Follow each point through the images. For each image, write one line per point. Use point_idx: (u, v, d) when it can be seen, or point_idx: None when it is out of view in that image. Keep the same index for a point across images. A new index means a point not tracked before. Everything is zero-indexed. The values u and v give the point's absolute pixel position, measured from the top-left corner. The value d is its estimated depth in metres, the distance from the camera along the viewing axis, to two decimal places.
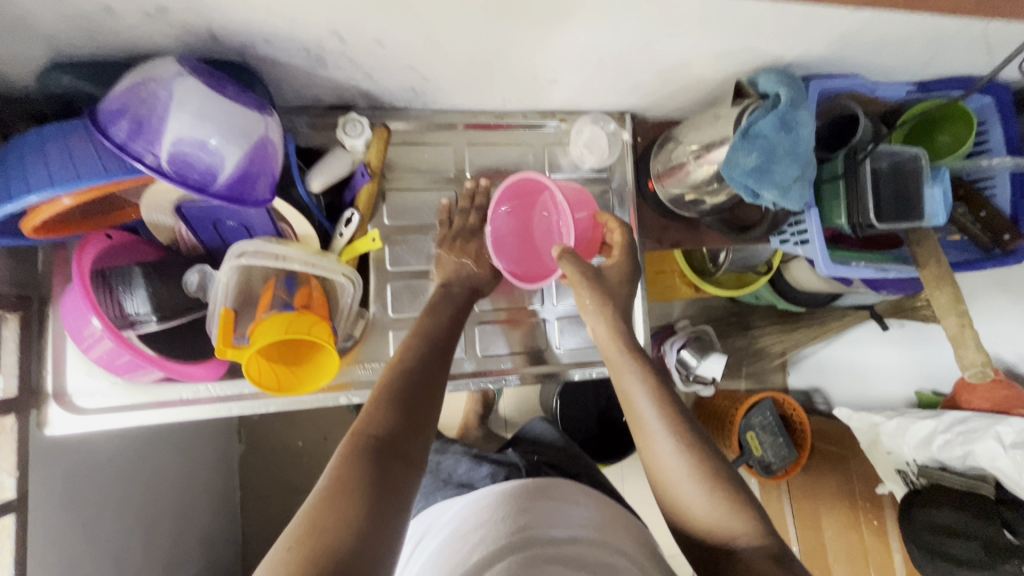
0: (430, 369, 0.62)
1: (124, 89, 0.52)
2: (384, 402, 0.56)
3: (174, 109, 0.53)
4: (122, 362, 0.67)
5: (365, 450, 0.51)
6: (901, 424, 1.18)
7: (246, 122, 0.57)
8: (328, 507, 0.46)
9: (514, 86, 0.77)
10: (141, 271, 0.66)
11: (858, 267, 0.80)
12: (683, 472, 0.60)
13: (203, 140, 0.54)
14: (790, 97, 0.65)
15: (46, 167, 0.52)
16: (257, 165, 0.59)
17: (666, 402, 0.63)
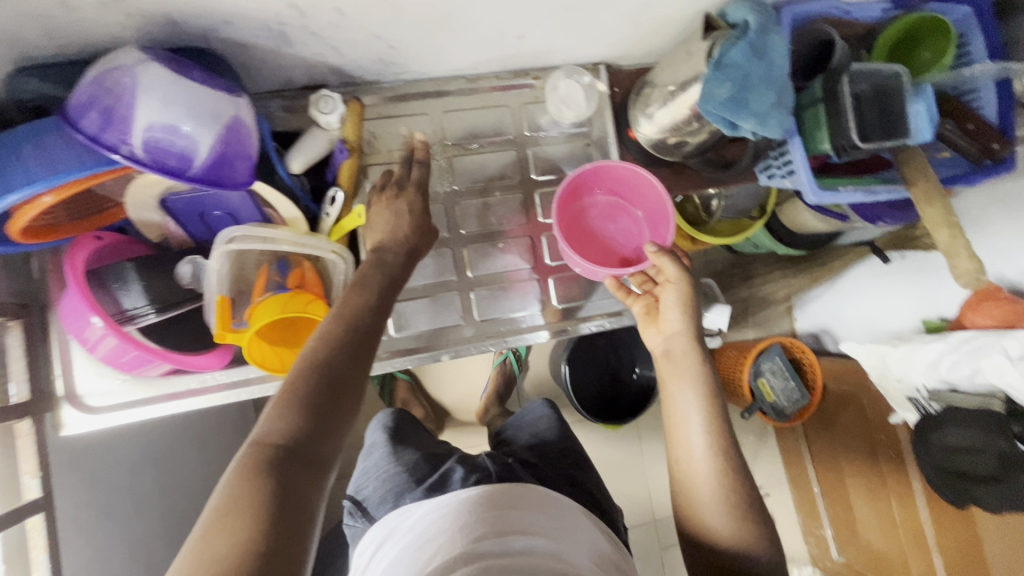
0: (348, 356, 0.57)
1: (91, 81, 0.53)
2: (289, 403, 0.52)
3: (141, 96, 0.53)
4: (127, 359, 0.68)
5: (269, 465, 0.48)
6: (908, 351, 1.18)
7: (215, 104, 0.57)
8: (220, 530, 0.44)
9: (483, 45, 0.76)
10: (134, 266, 0.67)
11: (846, 192, 0.80)
12: (712, 477, 0.67)
13: (174, 125, 0.55)
14: (758, 22, 0.65)
15: (24, 167, 0.53)
16: (232, 147, 0.59)
17: (717, 421, 0.70)
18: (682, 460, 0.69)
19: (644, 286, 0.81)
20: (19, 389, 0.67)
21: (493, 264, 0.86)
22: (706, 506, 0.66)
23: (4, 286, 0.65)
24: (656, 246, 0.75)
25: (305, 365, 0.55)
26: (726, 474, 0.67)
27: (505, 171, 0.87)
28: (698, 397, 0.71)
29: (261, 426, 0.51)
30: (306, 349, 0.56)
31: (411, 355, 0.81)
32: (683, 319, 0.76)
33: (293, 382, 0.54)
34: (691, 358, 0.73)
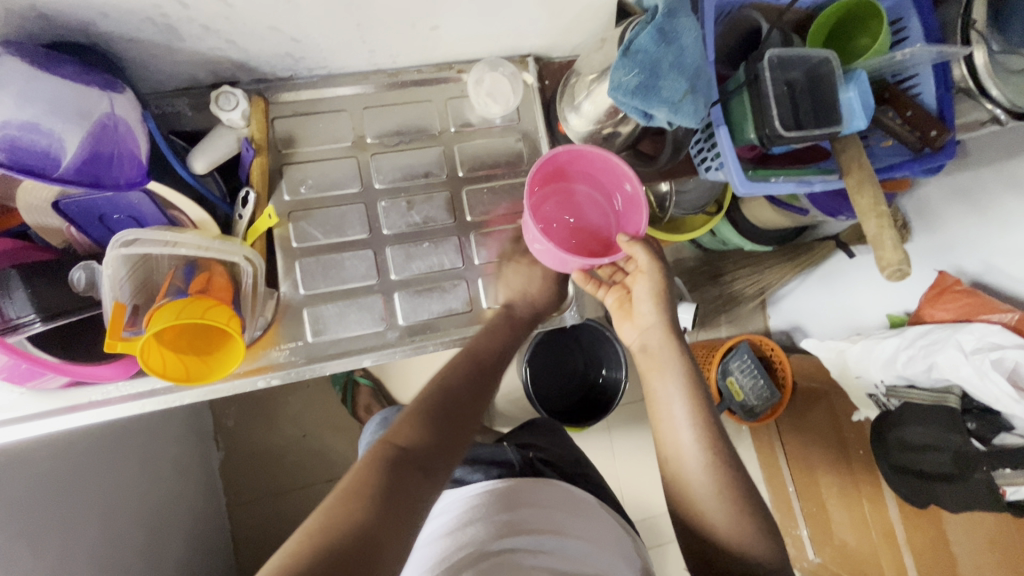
0: (477, 379, 0.68)
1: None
2: (419, 418, 0.60)
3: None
4: (18, 372, 0.65)
5: (392, 461, 0.55)
6: (867, 347, 1.15)
7: (85, 99, 0.54)
8: (341, 506, 0.51)
9: (396, 38, 0.74)
10: (20, 274, 0.63)
11: (778, 183, 0.77)
12: (703, 474, 0.65)
13: (35, 122, 0.52)
14: (666, 6, 0.62)
15: None
16: (108, 146, 0.57)
17: (706, 415, 0.68)
18: (671, 458, 0.68)
19: (615, 278, 0.79)
20: None
21: (422, 264, 0.83)
22: (705, 507, 0.65)
23: None
24: (627, 238, 0.71)
25: (428, 392, 0.64)
26: (717, 469, 0.65)
27: (432, 168, 0.84)
28: (680, 390, 0.69)
29: (394, 430, 0.59)
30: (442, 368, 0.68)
31: (330, 361, 0.78)
32: (657, 311, 0.73)
33: (420, 403, 0.62)
34: (671, 352, 0.71)
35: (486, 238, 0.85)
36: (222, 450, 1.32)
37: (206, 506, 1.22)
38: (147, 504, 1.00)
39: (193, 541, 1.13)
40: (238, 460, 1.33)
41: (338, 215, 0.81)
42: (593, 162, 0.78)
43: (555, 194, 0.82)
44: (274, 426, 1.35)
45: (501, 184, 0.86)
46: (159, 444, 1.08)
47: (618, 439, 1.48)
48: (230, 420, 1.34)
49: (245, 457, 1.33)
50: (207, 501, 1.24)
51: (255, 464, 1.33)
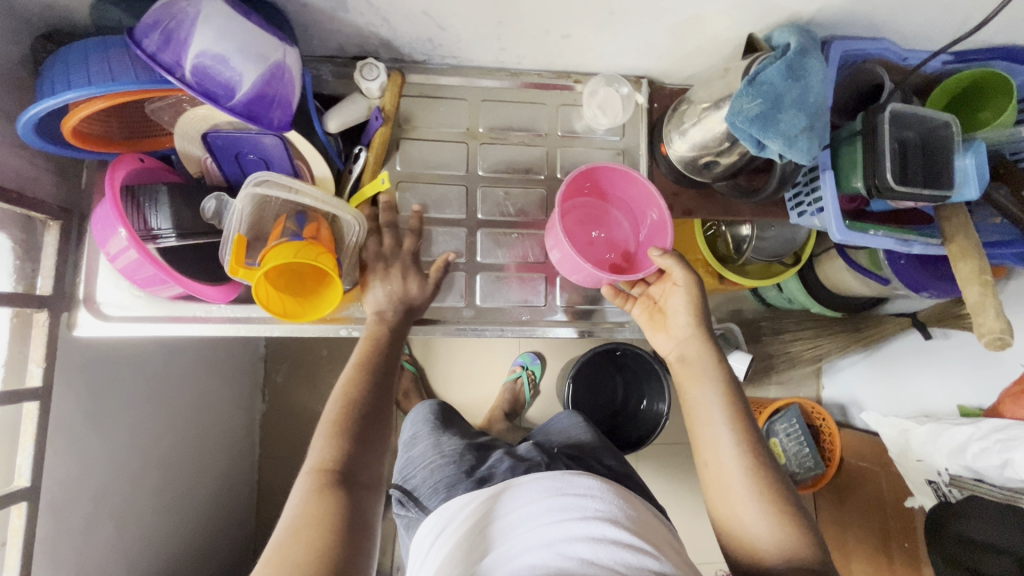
0: (381, 389, 0.71)
1: (158, 7, 0.58)
2: (341, 434, 0.64)
3: (202, 25, 0.58)
4: (142, 275, 0.71)
5: (331, 485, 0.59)
6: (934, 430, 1.09)
7: (265, 45, 0.62)
8: (293, 536, 0.54)
9: (527, 39, 0.79)
10: (167, 191, 0.71)
11: (876, 236, 0.77)
12: (742, 479, 0.65)
13: (224, 56, 0.59)
14: (799, 46, 0.64)
15: (86, 72, 0.58)
16: (273, 89, 0.64)
17: (742, 420, 0.68)
18: (712, 464, 0.67)
19: (641, 288, 0.81)
20: (45, 284, 0.72)
21: (504, 253, 0.87)
22: (751, 514, 0.63)
23: (52, 190, 0.72)
24: (660, 251, 0.75)
25: (348, 404, 0.67)
26: (758, 478, 0.64)
27: (532, 166, 0.89)
28: (717, 397, 0.70)
29: (319, 455, 0.62)
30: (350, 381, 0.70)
31: None
32: (692, 323, 0.74)
33: (341, 418, 0.66)
34: (707, 360, 0.72)
35: None
36: (267, 402, 1.39)
37: (244, 450, 1.28)
38: (201, 430, 1.06)
39: (226, 479, 1.19)
40: (281, 415, 1.39)
41: (439, 192, 0.86)
42: (620, 184, 0.83)
43: (582, 214, 0.86)
44: (321, 390, 1.40)
45: None
46: (221, 380, 1.15)
47: (649, 476, 1.45)
48: (281, 376, 1.40)
49: (288, 414, 1.39)
50: (245, 446, 1.30)
51: (294, 421, 1.39)
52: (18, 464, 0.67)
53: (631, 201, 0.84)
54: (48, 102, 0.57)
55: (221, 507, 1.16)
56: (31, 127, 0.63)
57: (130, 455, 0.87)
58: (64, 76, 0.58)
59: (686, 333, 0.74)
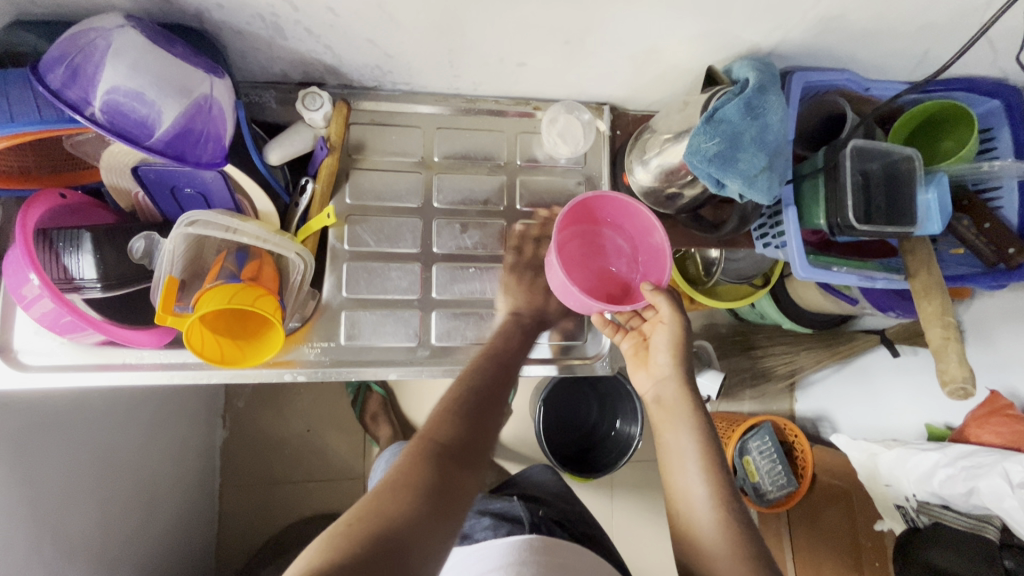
0: (502, 375, 0.67)
1: (63, 38, 0.52)
2: (452, 412, 0.59)
3: (112, 59, 0.53)
4: (63, 323, 0.66)
5: (433, 456, 0.54)
6: (902, 455, 1.08)
7: (188, 79, 0.57)
8: (381, 499, 0.51)
9: (482, 68, 0.75)
10: (91, 235, 0.65)
11: (841, 273, 0.74)
12: (718, 542, 0.61)
13: (140, 93, 0.54)
14: (758, 82, 0.62)
15: None
16: (199, 125, 0.59)
17: (718, 476, 0.64)
18: (683, 515, 0.65)
19: (633, 322, 0.77)
20: None
21: (463, 287, 0.83)
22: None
23: None
24: (650, 287, 0.70)
25: (458, 392, 0.62)
26: (733, 538, 0.61)
27: (492, 196, 0.85)
28: (694, 447, 0.66)
29: (428, 426, 0.58)
30: (471, 369, 0.66)
31: (356, 367, 0.78)
32: (673, 362, 0.71)
33: (451, 401, 0.61)
34: (683, 407, 0.68)
35: (532, 273, 0.85)
36: (227, 430, 1.32)
37: (201, 484, 1.21)
38: (154, 471, 1.01)
39: (181, 516, 1.12)
40: (241, 443, 1.32)
41: (392, 225, 0.82)
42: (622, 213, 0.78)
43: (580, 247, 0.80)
44: (285, 416, 1.35)
45: None
46: (174, 415, 1.09)
47: (621, 499, 1.42)
48: (242, 401, 1.34)
49: (250, 442, 1.33)
50: (203, 479, 1.24)
51: (256, 450, 1.33)
52: None
53: (629, 232, 0.80)
54: None
55: (176, 548, 1.09)
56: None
57: (72, 506, 0.82)
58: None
59: (665, 372, 0.71)
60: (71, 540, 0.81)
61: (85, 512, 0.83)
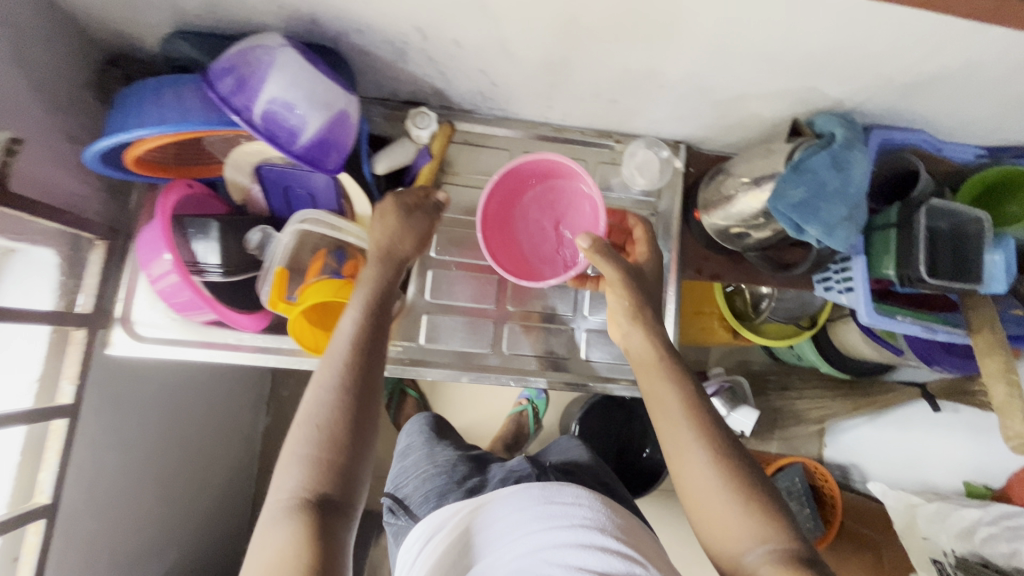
0: (372, 348, 0.64)
1: (236, 53, 0.61)
2: (314, 452, 0.55)
3: (275, 75, 0.60)
4: (181, 301, 0.72)
5: (303, 513, 0.52)
6: (942, 510, 1.09)
7: (333, 96, 0.64)
8: (274, 574, 0.48)
9: (575, 102, 0.81)
10: (217, 225, 0.72)
11: (904, 322, 0.78)
12: (715, 478, 0.59)
13: (291, 103, 0.62)
14: (845, 138, 0.67)
15: (157, 109, 0.60)
16: (333, 135, 0.66)
17: (718, 437, 0.62)
18: (673, 457, 0.63)
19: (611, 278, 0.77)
20: (86, 301, 0.73)
21: (533, 302, 0.88)
22: (737, 534, 0.57)
23: (100, 213, 0.76)
24: (585, 245, 0.69)
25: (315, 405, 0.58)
26: (729, 473, 0.59)
27: None
28: (678, 397, 0.65)
29: (295, 480, 0.54)
30: (341, 380, 0.60)
31: (433, 368, 0.83)
32: (636, 321, 0.71)
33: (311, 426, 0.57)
34: (668, 367, 0.67)
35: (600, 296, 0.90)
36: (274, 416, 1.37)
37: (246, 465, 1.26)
38: (212, 445, 1.07)
39: (227, 493, 1.17)
40: None
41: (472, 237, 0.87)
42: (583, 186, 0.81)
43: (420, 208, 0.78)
44: None
45: None
46: (237, 398, 1.15)
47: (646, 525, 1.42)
48: None
49: None
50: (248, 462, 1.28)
51: None
52: (41, 480, 0.69)
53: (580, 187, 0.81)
54: (119, 137, 0.60)
55: (220, 525, 1.14)
56: (99, 158, 0.64)
57: (146, 471, 0.88)
58: (136, 109, 0.61)
59: (633, 334, 0.71)
60: (141, 502, 0.87)
61: (150, 479, 0.89)
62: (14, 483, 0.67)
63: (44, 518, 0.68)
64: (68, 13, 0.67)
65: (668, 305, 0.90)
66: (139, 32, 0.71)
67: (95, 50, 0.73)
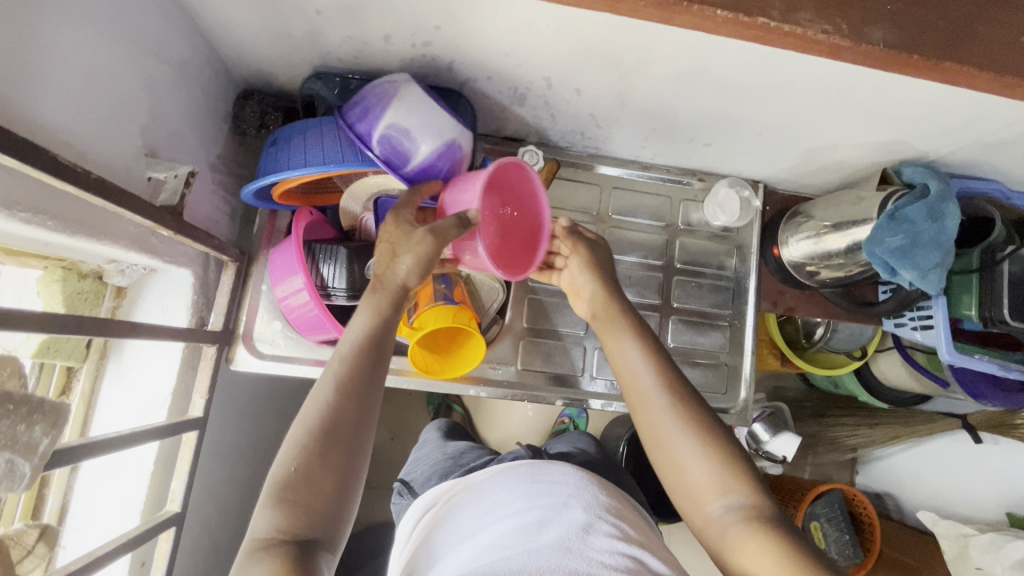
0: (371, 371, 0.58)
1: (369, 89, 0.67)
2: (291, 482, 0.51)
3: (396, 106, 0.66)
4: (308, 319, 0.76)
5: (279, 555, 0.47)
6: (994, 541, 1.12)
7: (445, 124, 0.67)
8: None
9: (670, 144, 0.87)
10: (345, 251, 0.76)
11: (982, 361, 0.82)
12: (681, 431, 0.61)
13: (408, 131, 0.67)
14: (939, 190, 0.73)
15: (320, 151, 0.68)
16: (443, 161, 0.69)
17: (676, 384, 0.64)
18: (641, 412, 0.65)
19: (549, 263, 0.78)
20: (217, 320, 0.77)
21: None
22: (710, 488, 0.59)
23: (226, 234, 0.82)
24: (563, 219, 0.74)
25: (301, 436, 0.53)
26: (701, 433, 0.61)
27: (654, 251, 0.95)
28: (637, 347, 0.67)
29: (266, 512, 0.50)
30: (316, 422, 0.54)
31: (527, 391, 0.87)
32: (595, 278, 0.73)
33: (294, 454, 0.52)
34: (621, 312, 0.70)
35: (683, 326, 0.94)
36: None
37: None
38: None
39: None
40: None
41: None
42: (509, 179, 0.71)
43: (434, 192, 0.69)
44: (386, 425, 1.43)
45: (707, 283, 0.95)
46: None
47: None
48: None
49: None
50: None
51: None
52: (172, 489, 0.72)
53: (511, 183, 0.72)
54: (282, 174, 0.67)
55: None
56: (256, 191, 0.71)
57: (237, 482, 0.90)
58: (299, 150, 0.68)
59: (593, 290, 0.73)
60: (228, 513, 0.88)
61: (239, 492, 0.91)
62: (146, 490, 0.71)
63: (173, 525, 0.70)
64: (221, 55, 0.73)
65: (747, 336, 0.95)
66: (279, 73, 0.77)
67: (236, 87, 0.79)
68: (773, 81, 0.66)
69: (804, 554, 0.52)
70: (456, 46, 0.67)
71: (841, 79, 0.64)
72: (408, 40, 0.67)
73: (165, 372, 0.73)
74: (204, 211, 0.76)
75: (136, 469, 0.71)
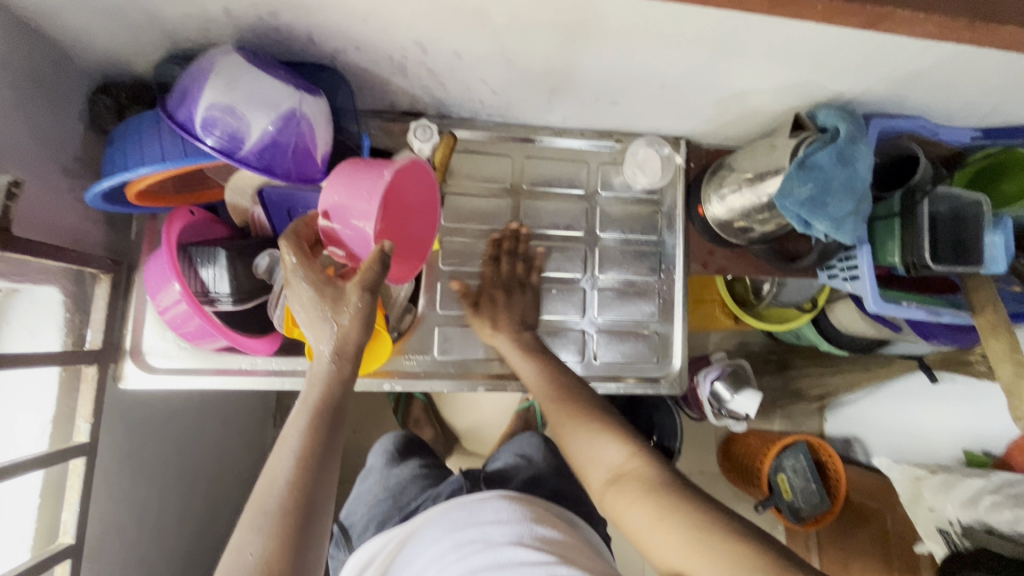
0: (328, 432, 0.56)
1: (188, 69, 0.61)
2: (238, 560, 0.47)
3: (213, 81, 0.59)
4: (189, 328, 0.72)
5: None
6: (946, 481, 1.10)
7: (277, 93, 0.60)
8: None
9: (576, 105, 0.81)
10: (225, 252, 0.71)
11: (909, 308, 0.79)
12: (556, 409, 0.70)
13: (233, 107, 0.59)
14: (849, 132, 0.69)
15: (160, 143, 0.62)
16: (286, 137, 0.62)
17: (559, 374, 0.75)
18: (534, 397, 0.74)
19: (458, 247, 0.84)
20: (94, 337, 0.73)
21: (544, 309, 0.88)
22: (591, 456, 0.65)
23: (102, 244, 0.76)
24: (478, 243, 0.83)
25: (257, 508, 0.50)
26: (571, 407, 0.69)
27: (575, 221, 0.90)
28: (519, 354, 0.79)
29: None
30: (275, 488, 0.51)
31: (449, 380, 0.84)
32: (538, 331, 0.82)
33: (250, 525, 0.49)
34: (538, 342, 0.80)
35: (610, 297, 0.90)
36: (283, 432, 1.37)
37: None
38: (225, 465, 1.07)
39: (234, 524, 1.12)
40: None
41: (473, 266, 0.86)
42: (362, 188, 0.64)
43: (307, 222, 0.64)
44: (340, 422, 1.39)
45: (633, 248, 0.91)
46: (247, 418, 1.14)
47: None
48: None
49: None
50: None
51: None
52: (63, 520, 0.67)
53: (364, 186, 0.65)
54: (121, 175, 0.61)
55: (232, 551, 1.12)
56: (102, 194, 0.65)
57: (159, 502, 0.86)
58: (143, 145, 0.62)
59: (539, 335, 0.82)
60: (151, 535, 0.85)
61: (166, 511, 0.88)
62: (34, 524, 0.67)
63: (68, 558, 0.66)
64: (58, 45, 0.65)
65: (677, 301, 0.91)
66: (129, 59, 0.69)
67: (87, 81, 0.71)
68: (656, 23, 0.60)
69: (676, 500, 0.56)
70: (303, 13, 0.60)
71: (728, 17, 0.58)
72: (251, 12, 0.60)
73: (41, 399, 0.68)
74: (67, 222, 0.70)
75: (19, 503, 0.67)
